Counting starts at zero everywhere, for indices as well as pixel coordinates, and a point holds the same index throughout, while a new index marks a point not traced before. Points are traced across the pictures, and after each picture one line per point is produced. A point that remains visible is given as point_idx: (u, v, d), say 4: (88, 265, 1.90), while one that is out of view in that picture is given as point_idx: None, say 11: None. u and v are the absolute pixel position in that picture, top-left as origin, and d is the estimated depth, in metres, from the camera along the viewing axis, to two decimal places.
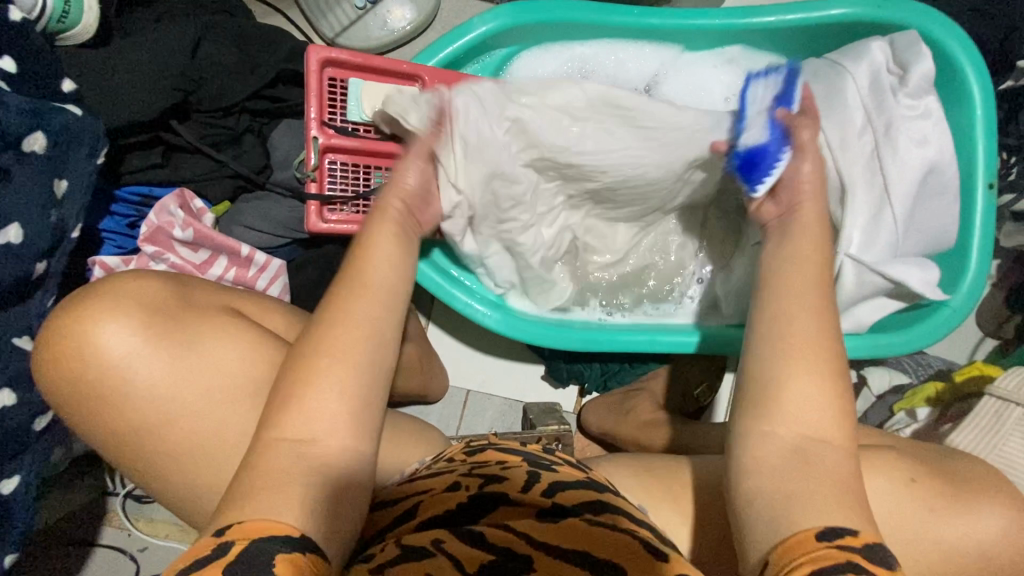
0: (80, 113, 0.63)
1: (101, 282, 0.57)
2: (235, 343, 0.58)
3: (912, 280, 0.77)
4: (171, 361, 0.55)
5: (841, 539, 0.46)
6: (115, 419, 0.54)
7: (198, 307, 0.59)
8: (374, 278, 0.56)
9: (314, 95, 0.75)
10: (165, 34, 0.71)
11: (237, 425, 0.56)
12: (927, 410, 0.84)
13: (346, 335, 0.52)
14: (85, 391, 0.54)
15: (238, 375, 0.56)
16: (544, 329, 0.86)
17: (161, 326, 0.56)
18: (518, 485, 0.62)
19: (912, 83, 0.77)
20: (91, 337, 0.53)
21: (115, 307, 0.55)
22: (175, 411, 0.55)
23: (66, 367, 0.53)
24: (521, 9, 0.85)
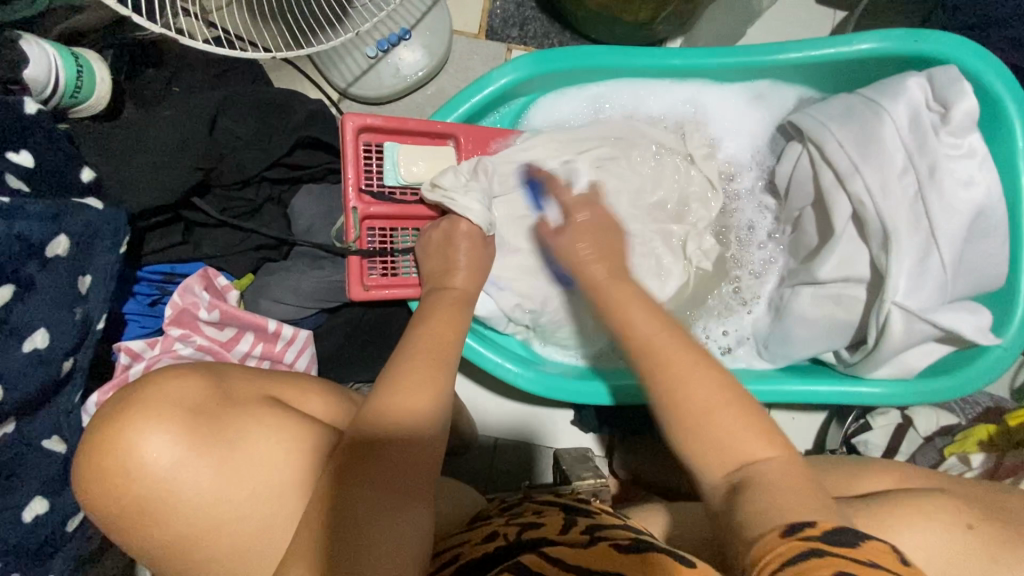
0: (102, 207, 0.60)
1: (143, 384, 0.55)
2: (277, 433, 0.56)
3: (964, 326, 0.73)
4: (216, 462, 0.53)
5: (803, 530, 0.41)
6: (162, 530, 0.52)
7: (238, 398, 0.57)
8: (429, 341, 0.60)
9: (352, 163, 0.74)
10: (181, 112, 0.69)
11: (285, 521, 0.54)
12: (982, 456, 0.80)
13: (402, 394, 0.54)
14: (128, 504, 0.52)
15: (290, 466, 0.55)
16: (582, 385, 0.84)
17: (204, 427, 0.54)
18: (558, 528, 0.61)
19: (955, 120, 0.74)
20: (132, 446, 0.51)
21: (155, 411, 0.53)
22: (225, 511, 0.53)
23: (107, 478, 0.51)
24: (540, 58, 0.83)
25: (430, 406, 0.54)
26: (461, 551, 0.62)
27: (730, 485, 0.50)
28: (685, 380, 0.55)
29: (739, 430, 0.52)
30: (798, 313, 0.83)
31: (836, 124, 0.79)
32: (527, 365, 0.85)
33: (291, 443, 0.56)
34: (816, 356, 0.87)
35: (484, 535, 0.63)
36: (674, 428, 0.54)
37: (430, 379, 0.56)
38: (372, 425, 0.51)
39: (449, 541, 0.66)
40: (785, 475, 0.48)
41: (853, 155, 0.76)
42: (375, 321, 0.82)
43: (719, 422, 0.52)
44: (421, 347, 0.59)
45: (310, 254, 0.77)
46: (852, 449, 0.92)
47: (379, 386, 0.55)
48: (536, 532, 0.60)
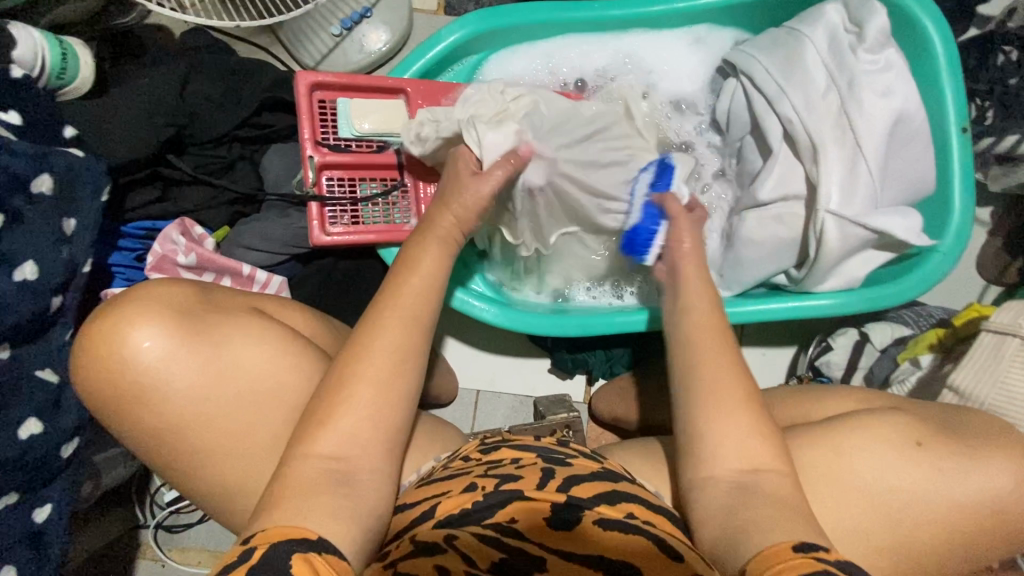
0: (83, 155, 0.67)
1: (133, 290, 0.60)
2: (260, 340, 0.61)
3: (896, 229, 0.78)
4: (201, 358, 0.58)
5: (817, 551, 0.48)
6: (149, 420, 0.57)
7: (225, 311, 0.62)
8: (405, 304, 0.61)
9: (307, 117, 0.80)
10: (157, 79, 0.77)
11: (263, 421, 0.60)
12: (930, 357, 0.85)
13: (368, 371, 0.57)
14: (120, 393, 0.57)
15: (275, 371, 0.60)
16: (543, 319, 0.89)
17: (191, 327, 0.58)
18: (536, 482, 0.62)
19: (870, 38, 0.79)
20: (126, 338, 0.56)
21: (149, 310, 0.57)
22: (205, 407, 0.58)
23: (102, 366, 0.56)
24: (486, 15, 0.89)
25: (394, 387, 0.57)
26: (440, 500, 0.62)
27: (735, 484, 0.58)
28: (720, 395, 0.61)
29: (753, 436, 0.59)
30: (746, 236, 0.87)
31: (764, 54, 0.84)
32: (494, 302, 0.90)
33: (276, 351, 0.61)
34: (768, 280, 0.91)
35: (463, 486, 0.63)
36: (700, 426, 0.60)
37: (399, 347, 0.58)
38: (338, 401, 0.56)
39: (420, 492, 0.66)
40: (781, 488, 0.57)
41: (779, 79, 0.82)
42: (347, 269, 0.87)
43: (731, 432, 0.59)
44: (395, 313, 0.60)
45: (279, 205, 0.83)
46: (817, 371, 0.95)
47: (352, 352, 0.58)
48: (513, 484, 0.61)
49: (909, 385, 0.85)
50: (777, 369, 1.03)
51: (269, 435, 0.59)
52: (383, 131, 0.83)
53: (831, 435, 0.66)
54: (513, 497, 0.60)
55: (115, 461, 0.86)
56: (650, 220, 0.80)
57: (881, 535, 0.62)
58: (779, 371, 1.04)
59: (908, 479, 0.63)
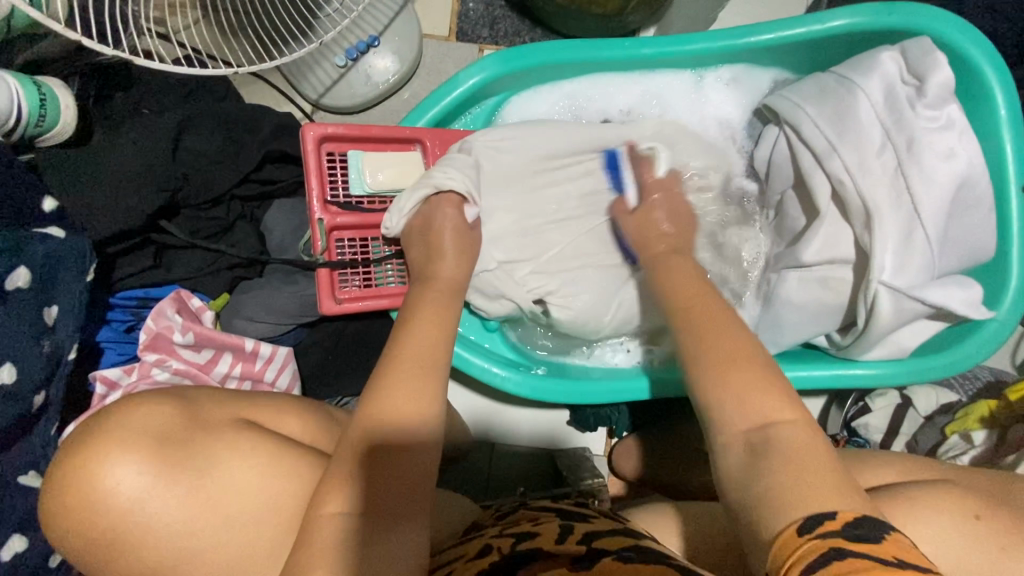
0: (64, 236, 0.60)
1: (102, 416, 0.53)
2: (251, 459, 0.55)
3: (953, 302, 0.72)
4: (188, 492, 0.52)
5: (822, 526, 0.40)
6: (135, 567, 0.50)
7: (210, 425, 0.56)
8: (411, 344, 0.57)
9: (314, 175, 0.73)
10: (144, 133, 0.68)
11: (267, 547, 0.54)
12: (984, 434, 0.79)
13: (391, 419, 0.52)
14: (97, 541, 0.50)
15: (273, 485, 0.55)
16: (570, 387, 0.83)
17: (173, 456, 0.52)
18: (553, 538, 0.60)
19: (931, 92, 0.73)
20: (96, 479, 0.49)
21: (120, 440, 0.51)
22: (199, 544, 0.52)
23: (72, 516, 0.49)
24: (509, 56, 0.81)
25: (416, 426, 0.53)
26: (453, 568, 0.59)
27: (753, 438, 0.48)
28: (720, 345, 0.55)
29: (770, 391, 0.50)
30: (786, 298, 0.82)
31: (811, 104, 0.78)
32: (515, 368, 0.84)
33: (271, 463, 0.55)
34: (807, 341, 0.85)
35: (480, 549, 0.61)
36: (695, 352, 0.56)
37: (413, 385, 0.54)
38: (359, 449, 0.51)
39: (443, 556, 0.64)
40: (803, 440, 0.47)
41: (831, 134, 0.75)
42: (356, 333, 0.81)
43: (751, 387, 0.51)
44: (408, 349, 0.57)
45: (284, 269, 0.76)
46: (852, 432, 0.91)
47: (367, 400, 0.54)
48: (530, 543, 0.59)
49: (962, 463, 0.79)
50: None
51: (274, 557, 0.53)
52: (395, 188, 0.76)
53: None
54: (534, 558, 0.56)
55: None
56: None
57: None
58: None
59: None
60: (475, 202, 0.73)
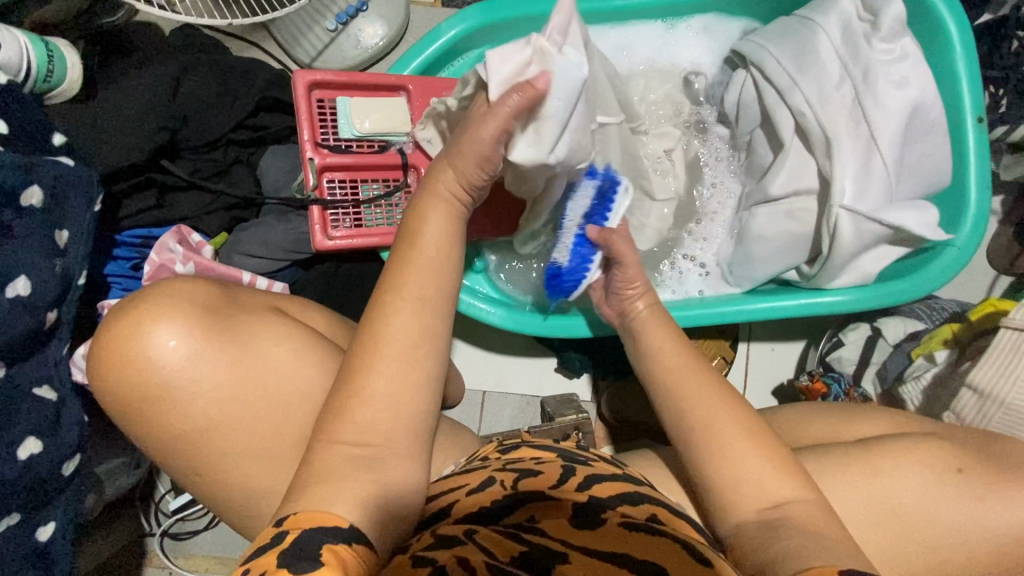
0: (73, 164, 0.65)
1: (152, 289, 0.58)
2: (288, 340, 0.60)
3: (911, 223, 0.76)
4: (229, 359, 0.56)
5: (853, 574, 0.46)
6: (177, 421, 0.56)
7: (248, 307, 0.61)
8: (413, 284, 0.58)
9: (305, 117, 0.77)
10: (147, 79, 0.74)
11: (296, 422, 0.58)
12: (946, 352, 0.83)
13: (389, 350, 0.55)
14: (145, 394, 0.55)
15: (299, 379, 0.58)
16: (553, 321, 0.87)
17: (216, 325, 0.57)
18: (553, 480, 0.64)
19: (885, 27, 0.77)
20: (151, 336, 0.55)
21: (171, 307, 0.56)
22: (236, 408, 0.57)
23: (127, 368, 0.55)
24: (487, 8, 0.86)
25: (413, 371, 0.55)
26: (456, 501, 0.63)
27: (763, 521, 0.54)
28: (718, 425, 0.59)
29: (772, 472, 0.56)
30: (756, 233, 0.86)
31: (774, 44, 0.82)
32: (500, 305, 0.88)
33: (301, 354, 0.59)
34: (779, 275, 0.89)
35: (482, 481, 0.65)
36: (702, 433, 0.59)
37: (414, 328, 0.56)
38: (358, 382, 0.54)
39: (440, 485, 0.68)
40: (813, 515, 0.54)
41: (792, 70, 0.79)
42: (348, 275, 0.85)
43: (751, 467, 0.57)
44: (408, 291, 0.57)
45: (278, 210, 0.81)
46: (828, 367, 0.94)
47: (371, 323, 0.56)
48: (531, 483, 0.63)
49: (924, 381, 0.84)
50: (788, 367, 1.02)
51: (277, 442, 0.58)
52: (384, 131, 0.81)
53: (844, 456, 0.65)
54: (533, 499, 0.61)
55: (120, 471, 0.85)
56: (579, 264, 0.78)
57: (885, 542, 0.62)
58: (787, 366, 1.03)
59: (915, 492, 0.63)
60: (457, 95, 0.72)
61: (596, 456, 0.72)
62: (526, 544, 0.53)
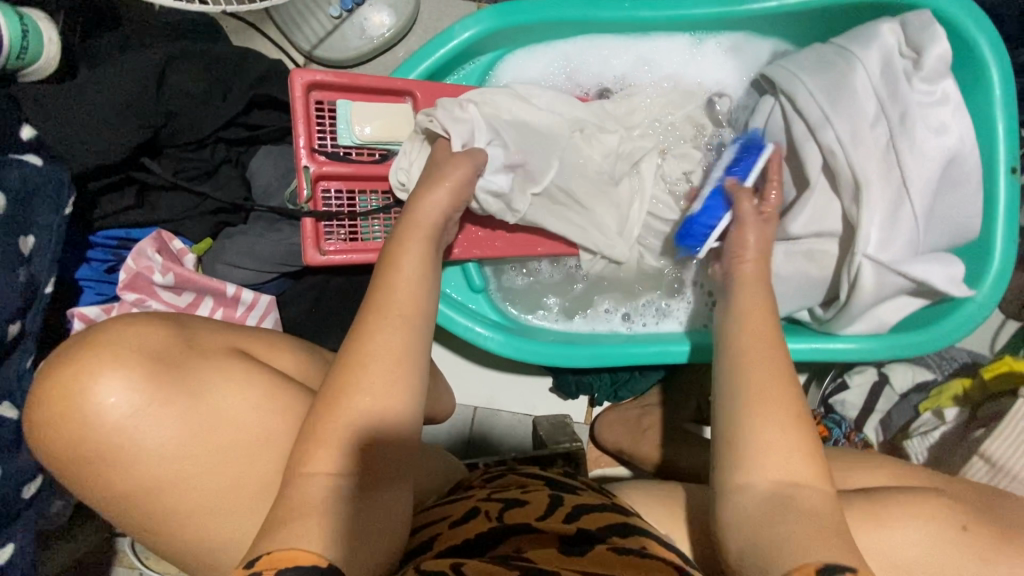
0: (41, 164, 0.60)
1: (95, 333, 0.53)
2: (243, 389, 0.56)
3: (935, 278, 0.73)
4: (181, 414, 0.52)
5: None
6: (124, 484, 0.51)
7: (203, 351, 0.57)
8: (395, 301, 0.54)
9: (302, 120, 0.71)
10: (127, 68, 0.67)
11: (255, 475, 0.54)
12: (956, 411, 0.81)
13: (373, 372, 0.50)
14: (86, 455, 0.50)
15: (259, 427, 0.55)
16: (553, 349, 0.83)
17: (164, 377, 0.52)
18: (539, 510, 0.62)
19: (928, 66, 0.72)
20: (90, 391, 0.50)
21: (115, 356, 0.51)
22: (188, 468, 0.52)
23: (64, 427, 0.50)
24: (504, 11, 0.80)
25: (398, 388, 0.51)
26: (439, 533, 0.61)
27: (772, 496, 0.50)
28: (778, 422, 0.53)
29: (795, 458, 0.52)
30: (771, 270, 0.82)
31: (807, 74, 0.77)
32: (498, 329, 0.84)
33: (259, 403, 0.56)
34: (789, 315, 0.86)
35: (465, 512, 0.63)
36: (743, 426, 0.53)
37: (399, 342, 0.52)
38: (334, 413, 0.49)
39: (426, 516, 0.66)
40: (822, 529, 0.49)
41: (825, 105, 0.74)
42: (341, 288, 0.80)
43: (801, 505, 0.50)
44: (392, 307, 0.53)
45: (268, 217, 0.75)
46: (829, 409, 0.91)
47: (348, 346, 0.52)
48: (518, 514, 0.61)
49: (931, 439, 0.82)
50: None
51: (231, 499, 0.53)
52: (386, 139, 0.75)
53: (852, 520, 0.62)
54: (519, 531, 0.59)
55: None
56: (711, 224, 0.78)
57: None
58: None
59: None
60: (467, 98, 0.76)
61: (585, 487, 0.71)
62: (516, 565, 0.52)
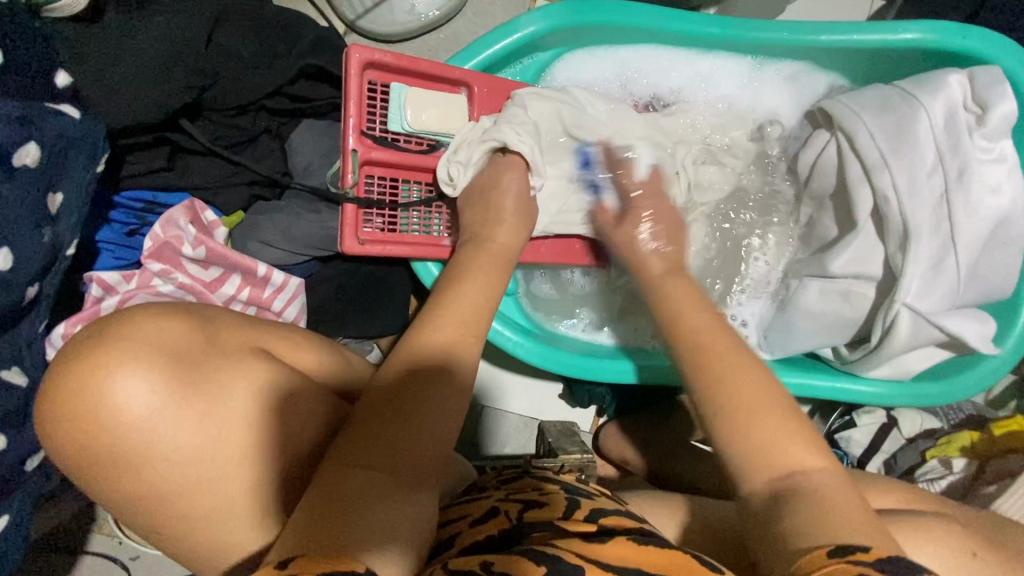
0: (79, 117, 0.55)
1: (112, 322, 0.48)
2: (266, 390, 0.51)
3: (969, 334, 0.73)
4: (200, 415, 0.48)
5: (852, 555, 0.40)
6: (137, 487, 0.46)
7: (224, 348, 0.51)
8: (452, 317, 0.57)
9: (355, 99, 0.67)
10: (175, 18, 0.62)
11: (279, 481, 0.50)
12: (963, 461, 0.83)
13: (428, 379, 0.53)
14: (98, 458, 0.46)
15: (285, 431, 0.51)
16: (578, 361, 0.82)
17: (184, 375, 0.48)
18: (560, 512, 0.57)
19: (991, 124, 0.72)
20: (105, 389, 0.45)
21: (131, 352, 0.46)
22: (206, 472, 0.48)
23: (73, 426, 0.45)
24: (572, 10, 0.77)
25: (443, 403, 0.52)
26: (459, 533, 0.56)
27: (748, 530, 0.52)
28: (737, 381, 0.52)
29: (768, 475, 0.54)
30: (805, 306, 0.82)
31: (869, 114, 0.76)
32: (526, 335, 0.82)
33: (285, 406, 0.52)
34: (813, 351, 0.86)
35: (486, 511, 0.58)
36: (711, 387, 0.52)
37: (450, 359, 0.55)
38: (384, 412, 0.50)
39: (445, 514, 0.60)
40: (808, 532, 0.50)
41: (885, 149, 0.74)
42: (371, 277, 0.77)
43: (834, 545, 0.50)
44: (446, 325, 0.56)
45: (305, 196, 0.72)
46: (834, 443, 0.93)
47: (401, 355, 0.54)
48: (540, 514, 0.56)
49: (937, 487, 0.84)
50: None
51: (251, 505, 0.49)
52: (438, 129, 0.71)
53: None
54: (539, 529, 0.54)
55: None
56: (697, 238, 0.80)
57: None
58: None
59: None
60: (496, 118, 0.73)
61: (598, 491, 0.66)
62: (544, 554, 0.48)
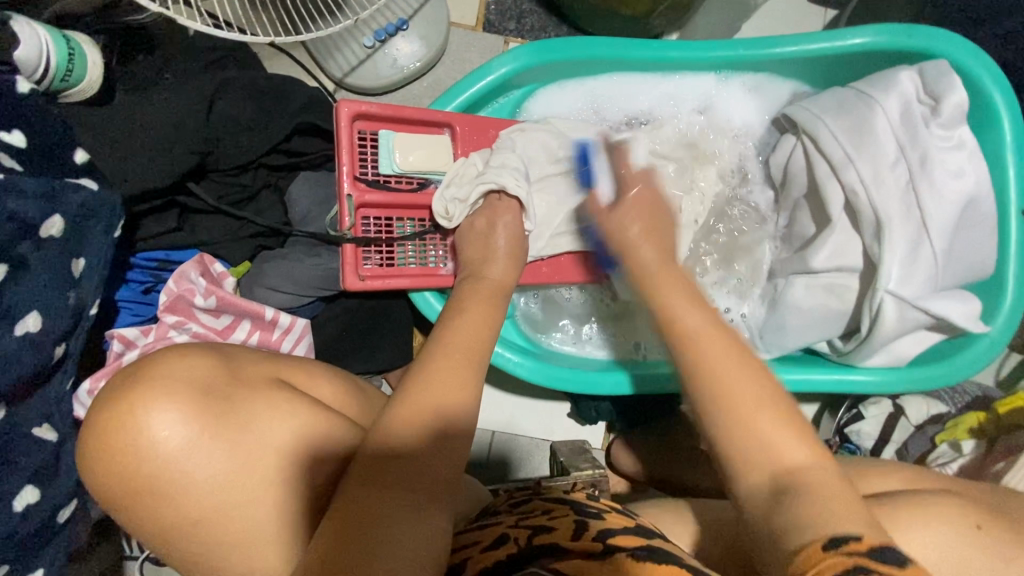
0: (96, 188, 0.60)
1: (142, 366, 0.53)
2: (288, 421, 0.54)
3: (954, 314, 0.75)
4: (227, 445, 0.51)
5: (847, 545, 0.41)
6: (169, 514, 0.50)
7: (246, 381, 0.55)
8: (456, 344, 0.61)
9: (346, 150, 0.73)
10: (178, 93, 0.69)
11: (296, 502, 0.52)
12: (972, 443, 0.84)
13: (433, 398, 0.55)
14: (137, 487, 0.49)
15: (308, 454, 0.54)
16: (579, 376, 0.84)
17: (212, 408, 0.52)
18: (569, 534, 0.58)
19: (945, 113, 0.76)
20: (138, 426, 0.49)
21: (161, 390, 0.50)
22: (230, 499, 0.51)
23: (116, 458, 0.49)
24: (539, 49, 0.83)
25: (451, 424, 0.55)
26: (470, 557, 0.57)
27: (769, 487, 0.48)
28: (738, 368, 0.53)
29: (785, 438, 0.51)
30: (793, 303, 0.84)
31: (830, 116, 0.80)
32: (527, 354, 0.85)
33: (306, 433, 0.54)
34: (809, 346, 0.87)
35: (495, 538, 0.59)
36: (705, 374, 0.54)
37: (457, 380, 0.58)
38: (393, 434, 0.53)
39: (458, 539, 0.62)
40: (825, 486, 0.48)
41: (848, 146, 0.78)
42: (373, 311, 0.81)
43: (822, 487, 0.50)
44: (451, 352, 0.60)
45: (305, 242, 0.77)
46: (845, 437, 0.93)
47: (407, 381, 0.57)
48: (547, 538, 0.57)
49: (949, 470, 0.83)
50: None
51: (276, 528, 0.51)
52: (426, 169, 0.77)
53: None
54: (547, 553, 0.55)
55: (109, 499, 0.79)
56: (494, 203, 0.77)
57: None
58: None
59: None
60: (478, 159, 0.78)
61: (607, 506, 0.66)
62: None
